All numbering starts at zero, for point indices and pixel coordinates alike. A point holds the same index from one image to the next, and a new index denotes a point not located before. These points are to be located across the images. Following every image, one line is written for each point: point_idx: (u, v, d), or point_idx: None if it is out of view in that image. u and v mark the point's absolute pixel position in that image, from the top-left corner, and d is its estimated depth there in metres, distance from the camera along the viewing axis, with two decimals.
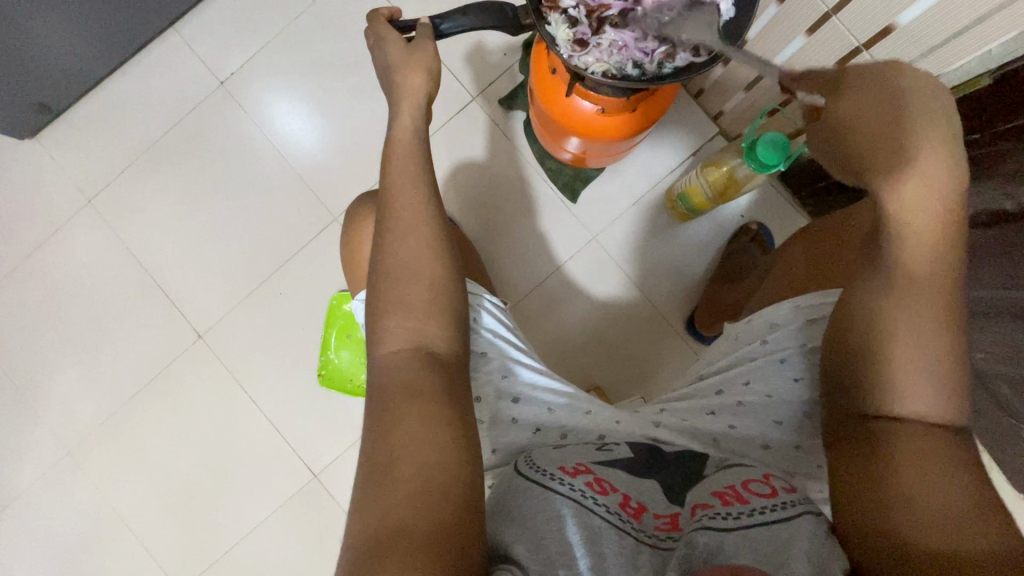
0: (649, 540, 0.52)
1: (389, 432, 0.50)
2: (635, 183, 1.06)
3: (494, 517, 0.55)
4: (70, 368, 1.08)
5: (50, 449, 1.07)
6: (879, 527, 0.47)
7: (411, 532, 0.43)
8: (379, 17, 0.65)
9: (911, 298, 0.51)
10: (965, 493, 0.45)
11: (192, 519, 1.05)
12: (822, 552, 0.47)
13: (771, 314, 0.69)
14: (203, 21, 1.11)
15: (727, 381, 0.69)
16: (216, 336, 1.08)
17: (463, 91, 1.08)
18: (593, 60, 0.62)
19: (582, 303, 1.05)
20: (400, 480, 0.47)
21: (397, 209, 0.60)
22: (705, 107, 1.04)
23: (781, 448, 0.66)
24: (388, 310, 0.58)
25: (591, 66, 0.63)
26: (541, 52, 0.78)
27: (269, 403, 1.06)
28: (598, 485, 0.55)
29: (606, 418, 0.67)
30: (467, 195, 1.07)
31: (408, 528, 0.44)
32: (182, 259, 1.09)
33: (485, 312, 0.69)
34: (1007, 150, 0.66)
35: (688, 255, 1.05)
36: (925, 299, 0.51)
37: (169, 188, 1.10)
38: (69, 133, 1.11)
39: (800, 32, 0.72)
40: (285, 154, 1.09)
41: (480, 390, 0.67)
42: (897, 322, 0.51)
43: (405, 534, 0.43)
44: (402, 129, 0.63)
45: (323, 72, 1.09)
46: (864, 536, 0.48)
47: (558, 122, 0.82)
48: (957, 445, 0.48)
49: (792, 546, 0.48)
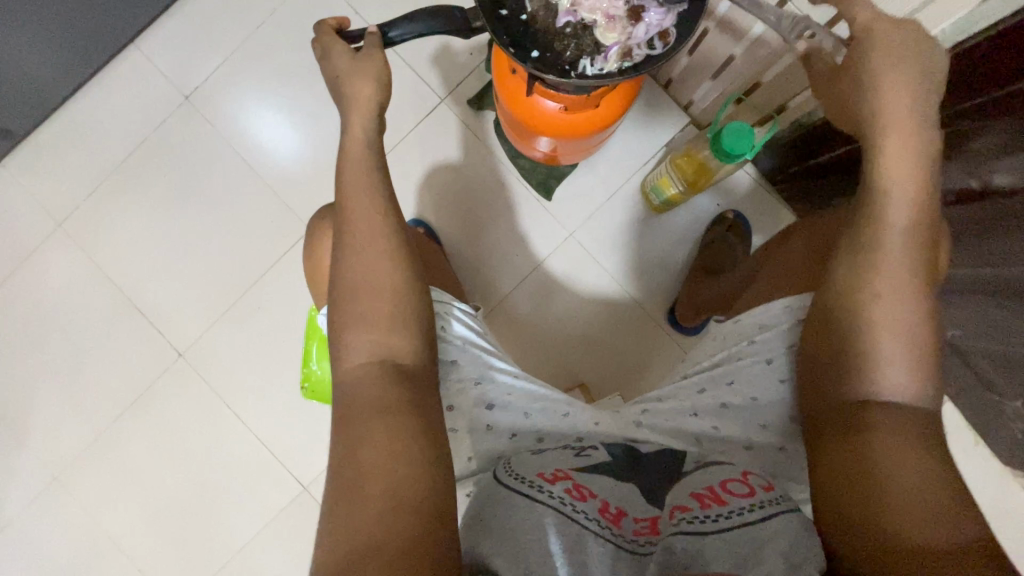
0: (629, 545, 0.52)
1: (354, 449, 0.49)
2: (610, 177, 1.05)
3: (469, 531, 0.54)
4: (50, 394, 1.07)
5: (35, 476, 1.06)
6: (889, 530, 0.47)
7: (383, 547, 0.42)
8: (326, 26, 0.64)
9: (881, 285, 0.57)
10: (934, 473, 0.49)
11: (181, 538, 1.05)
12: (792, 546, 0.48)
13: (759, 315, 0.68)
14: (163, 36, 1.09)
15: (711, 382, 0.69)
16: (196, 354, 1.07)
17: (432, 94, 1.07)
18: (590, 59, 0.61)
19: (563, 300, 1.05)
20: (368, 498, 0.46)
21: (355, 221, 0.60)
22: (675, 97, 1.04)
23: (765, 447, 0.67)
24: (349, 324, 0.57)
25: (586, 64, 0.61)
26: (500, 53, 0.77)
27: (253, 417, 1.06)
28: (577, 491, 0.55)
29: (585, 421, 0.67)
30: (441, 199, 1.06)
31: (380, 544, 0.43)
32: (157, 278, 1.08)
33: (455, 320, 0.68)
34: (968, 129, 0.67)
35: (666, 247, 1.05)
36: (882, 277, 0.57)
37: (140, 205, 1.08)
38: (33, 155, 1.09)
39: (759, 19, 0.73)
40: (255, 165, 1.08)
41: (454, 398, 0.67)
42: (886, 299, 0.56)
43: (375, 553, 0.42)
44: (354, 139, 0.63)
45: (290, 82, 1.08)
46: (881, 544, 0.47)
47: (524, 121, 0.81)
48: (923, 426, 0.53)
49: None
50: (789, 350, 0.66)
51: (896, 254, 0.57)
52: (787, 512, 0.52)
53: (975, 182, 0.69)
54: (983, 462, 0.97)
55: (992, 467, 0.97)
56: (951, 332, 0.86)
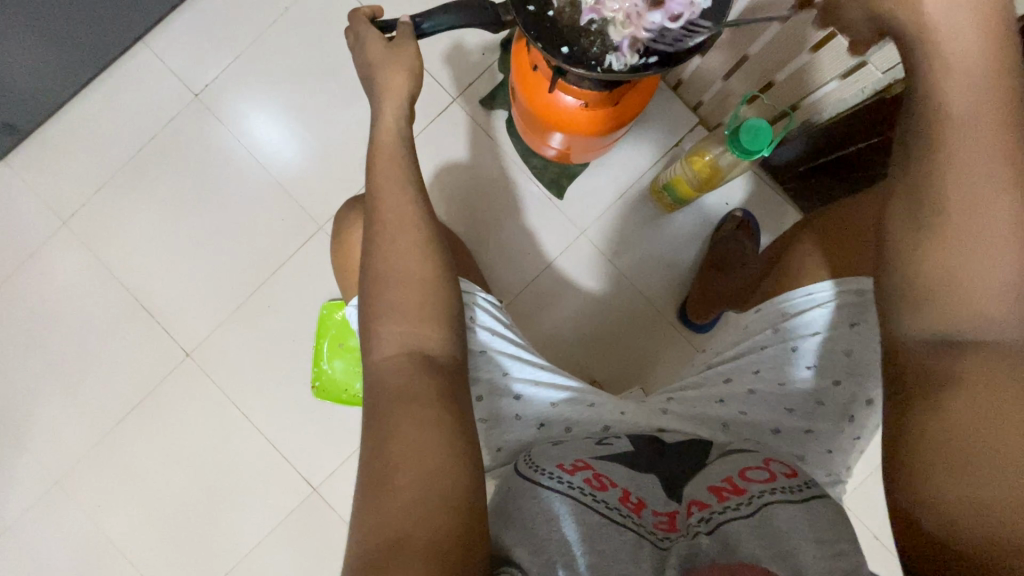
0: (650, 536, 0.51)
1: (383, 441, 0.49)
2: (620, 176, 1.06)
3: (494, 519, 0.54)
4: (52, 395, 1.05)
5: (36, 479, 1.04)
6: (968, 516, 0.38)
7: (410, 539, 0.42)
8: (359, 16, 0.65)
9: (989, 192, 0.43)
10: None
11: (187, 542, 1.03)
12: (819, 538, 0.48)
13: (778, 304, 0.70)
14: (172, 33, 1.08)
15: (736, 371, 0.70)
16: (204, 353, 1.06)
17: (444, 92, 1.08)
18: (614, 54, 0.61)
19: (575, 297, 1.06)
20: (397, 488, 0.45)
21: (385, 212, 0.60)
22: (685, 98, 1.05)
23: (792, 431, 0.67)
24: (378, 314, 0.57)
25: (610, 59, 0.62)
26: (520, 52, 0.79)
27: (261, 417, 1.05)
28: (596, 480, 0.55)
29: (611, 410, 0.68)
30: (453, 197, 1.06)
31: (406, 535, 0.42)
32: (164, 276, 1.07)
33: (480, 310, 0.69)
34: None
35: (676, 245, 1.06)
36: (988, 179, 0.43)
37: (147, 204, 1.07)
38: (38, 152, 1.08)
39: (775, 19, 0.75)
40: (265, 163, 1.08)
41: (483, 389, 0.67)
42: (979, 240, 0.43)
43: (404, 543, 0.42)
44: (385, 129, 0.63)
45: (300, 80, 1.08)
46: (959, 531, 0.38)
47: (541, 119, 0.82)
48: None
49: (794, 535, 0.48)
50: (814, 336, 0.67)
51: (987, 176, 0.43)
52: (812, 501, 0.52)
53: None
54: None
55: None
56: None
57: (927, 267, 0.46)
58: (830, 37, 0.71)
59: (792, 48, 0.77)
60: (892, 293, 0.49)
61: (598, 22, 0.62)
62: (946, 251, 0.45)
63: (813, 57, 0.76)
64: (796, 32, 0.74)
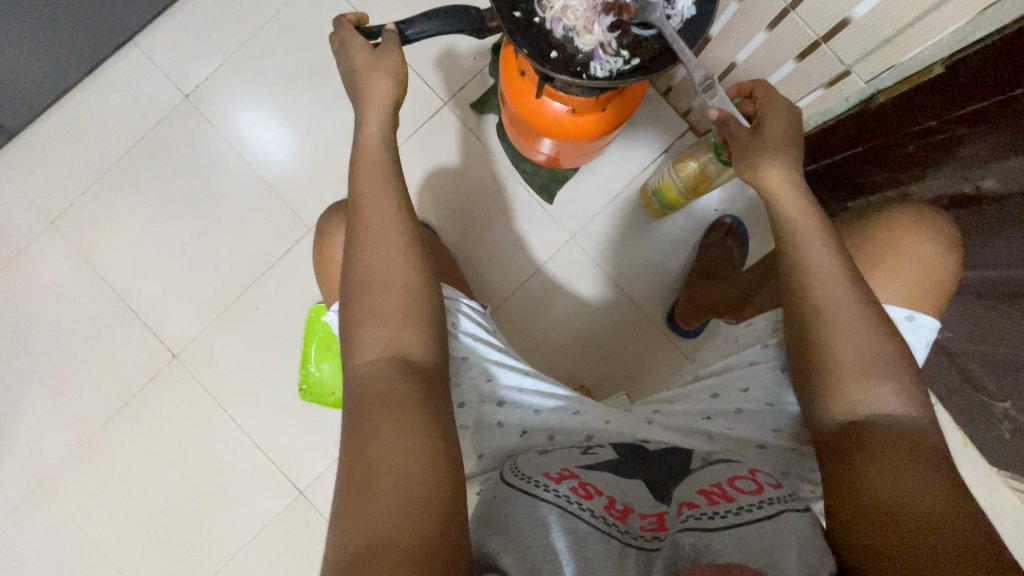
0: (635, 541, 0.52)
1: (364, 446, 0.49)
2: (610, 181, 1.07)
3: (477, 525, 0.54)
4: (36, 396, 1.04)
5: (20, 480, 1.03)
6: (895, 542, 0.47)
7: (393, 544, 0.42)
8: (345, 22, 0.65)
9: (843, 302, 0.58)
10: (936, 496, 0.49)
11: (171, 545, 1.02)
12: (800, 546, 0.49)
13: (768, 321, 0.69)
14: (162, 34, 1.08)
15: (725, 386, 0.69)
16: (191, 355, 1.05)
17: (435, 97, 1.08)
18: (598, 62, 0.62)
19: (564, 302, 1.06)
20: (379, 493, 0.45)
21: (368, 217, 0.60)
22: (675, 105, 1.06)
23: (778, 449, 0.68)
24: (361, 319, 0.57)
25: (595, 66, 0.62)
26: (509, 57, 0.79)
27: (248, 420, 1.04)
28: (582, 489, 0.55)
29: (595, 418, 0.68)
30: (443, 201, 1.06)
31: (388, 540, 0.42)
32: (151, 277, 1.06)
33: (463, 316, 0.69)
34: (963, 136, 0.68)
35: (665, 252, 1.06)
36: (840, 289, 0.59)
37: (135, 205, 1.07)
38: (26, 152, 1.07)
39: (761, 27, 0.76)
40: (254, 165, 1.08)
41: (464, 395, 0.67)
42: (844, 334, 0.58)
43: (386, 549, 0.42)
44: (369, 134, 0.64)
45: (290, 82, 1.08)
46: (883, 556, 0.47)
47: (530, 124, 0.82)
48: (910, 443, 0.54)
49: (780, 545, 0.48)
50: None
51: (834, 283, 0.59)
52: (794, 511, 0.52)
53: (969, 187, 0.71)
54: (970, 462, 0.99)
55: (980, 469, 0.99)
56: (942, 335, 0.88)
57: (828, 360, 0.59)
58: (814, 46, 0.72)
59: (778, 58, 0.78)
60: (811, 377, 0.60)
61: (565, 32, 0.62)
62: (831, 345, 0.58)
63: (799, 66, 0.77)
64: (782, 42, 0.75)
